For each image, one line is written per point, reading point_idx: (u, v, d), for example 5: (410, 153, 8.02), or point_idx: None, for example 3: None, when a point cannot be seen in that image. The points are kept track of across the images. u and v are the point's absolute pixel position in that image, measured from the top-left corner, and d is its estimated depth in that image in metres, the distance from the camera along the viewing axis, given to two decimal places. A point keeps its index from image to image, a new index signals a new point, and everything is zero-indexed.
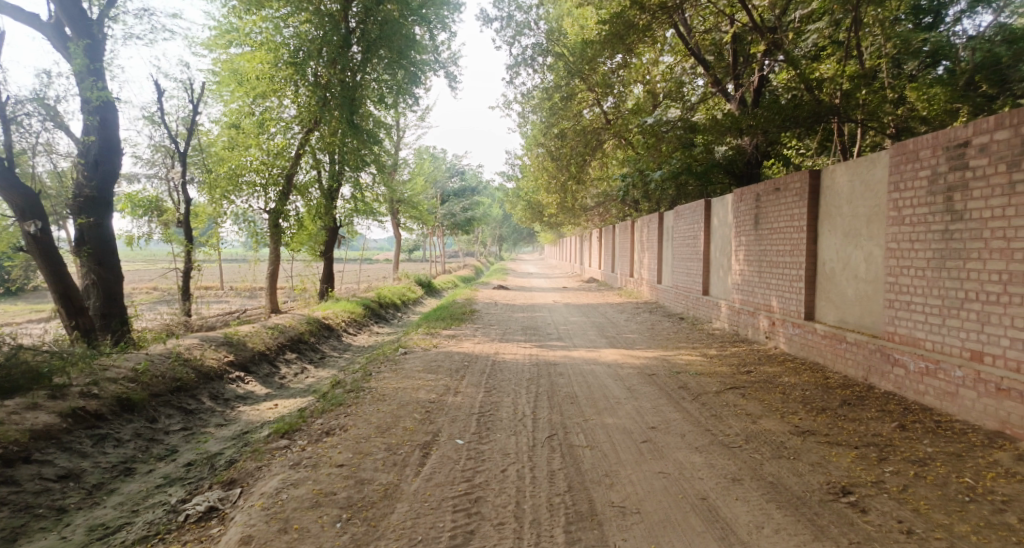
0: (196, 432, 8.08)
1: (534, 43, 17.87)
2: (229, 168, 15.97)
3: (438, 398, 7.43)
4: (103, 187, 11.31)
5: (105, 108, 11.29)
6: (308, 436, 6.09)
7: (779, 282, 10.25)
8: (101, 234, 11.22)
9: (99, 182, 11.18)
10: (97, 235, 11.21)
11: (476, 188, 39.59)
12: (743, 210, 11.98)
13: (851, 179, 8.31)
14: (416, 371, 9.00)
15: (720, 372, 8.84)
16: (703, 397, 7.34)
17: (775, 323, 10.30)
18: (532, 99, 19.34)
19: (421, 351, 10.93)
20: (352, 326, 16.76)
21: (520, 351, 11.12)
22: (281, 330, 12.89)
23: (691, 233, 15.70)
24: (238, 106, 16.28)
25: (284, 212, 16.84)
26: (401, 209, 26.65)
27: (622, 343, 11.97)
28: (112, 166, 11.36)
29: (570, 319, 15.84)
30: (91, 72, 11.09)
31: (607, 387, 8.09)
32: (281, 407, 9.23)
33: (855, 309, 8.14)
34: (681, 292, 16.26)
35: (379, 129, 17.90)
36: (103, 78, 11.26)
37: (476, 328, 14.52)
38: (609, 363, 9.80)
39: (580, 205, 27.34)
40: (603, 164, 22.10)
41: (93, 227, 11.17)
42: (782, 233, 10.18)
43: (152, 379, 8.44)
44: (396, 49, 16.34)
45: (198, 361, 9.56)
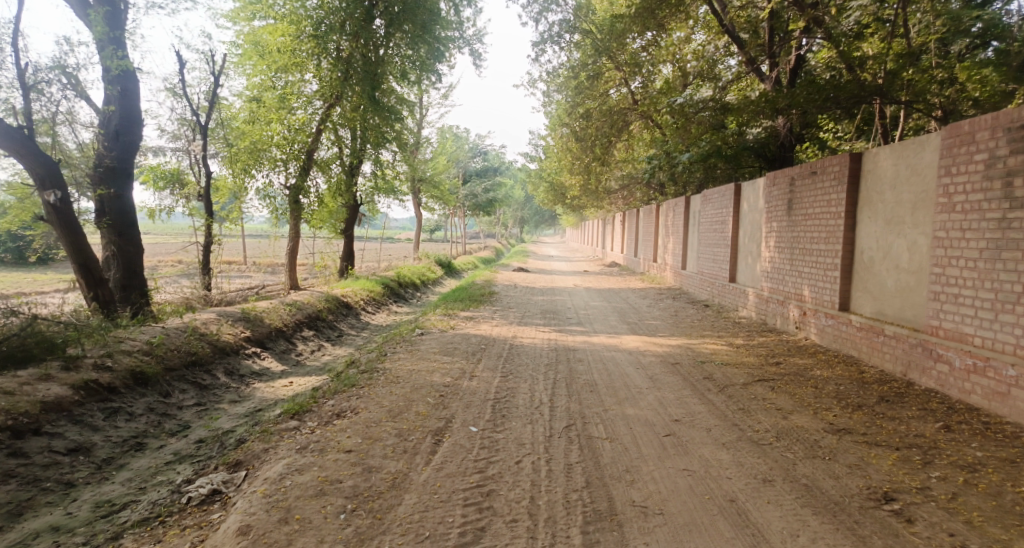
0: (209, 408, 7.92)
1: (561, 19, 17.40)
2: (250, 142, 15.68)
3: (453, 382, 7.19)
4: (124, 158, 11.13)
5: (127, 77, 11.09)
6: (318, 417, 5.88)
7: (812, 270, 9.84)
8: (121, 206, 11.08)
9: (121, 153, 11.03)
10: (119, 207, 11.08)
11: (498, 169, 39.26)
12: (775, 195, 11.53)
13: (896, 163, 7.87)
14: (432, 353, 8.77)
15: (747, 363, 8.48)
16: (731, 389, 7.01)
17: (806, 313, 9.91)
18: (558, 78, 18.91)
19: (438, 332, 10.70)
20: (371, 305, 16.61)
21: (539, 335, 10.84)
22: (299, 307, 12.75)
23: (719, 218, 15.24)
24: (260, 80, 16.03)
25: (304, 188, 16.66)
26: (422, 188, 26.42)
27: (645, 329, 11.63)
28: (135, 137, 11.20)
29: (591, 304, 15.50)
30: (112, 40, 10.91)
31: (629, 375, 7.80)
32: (296, 385, 9.06)
33: (895, 301, 7.74)
34: (706, 279, 15.83)
35: (402, 106, 17.64)
36: (124, 47, 11.06)
37: (495, 310, 14.27)
38: (631, 350, 9.47)
39: (603, 188, 26.91)
40: (628, 145, 21.63)
41: (114, 198, 11.03)
42: (817, 219, 9.75)
43: (166, 352, 8.29)
44: (419, 24, 16.02)
45: (213, 336, 9.41)
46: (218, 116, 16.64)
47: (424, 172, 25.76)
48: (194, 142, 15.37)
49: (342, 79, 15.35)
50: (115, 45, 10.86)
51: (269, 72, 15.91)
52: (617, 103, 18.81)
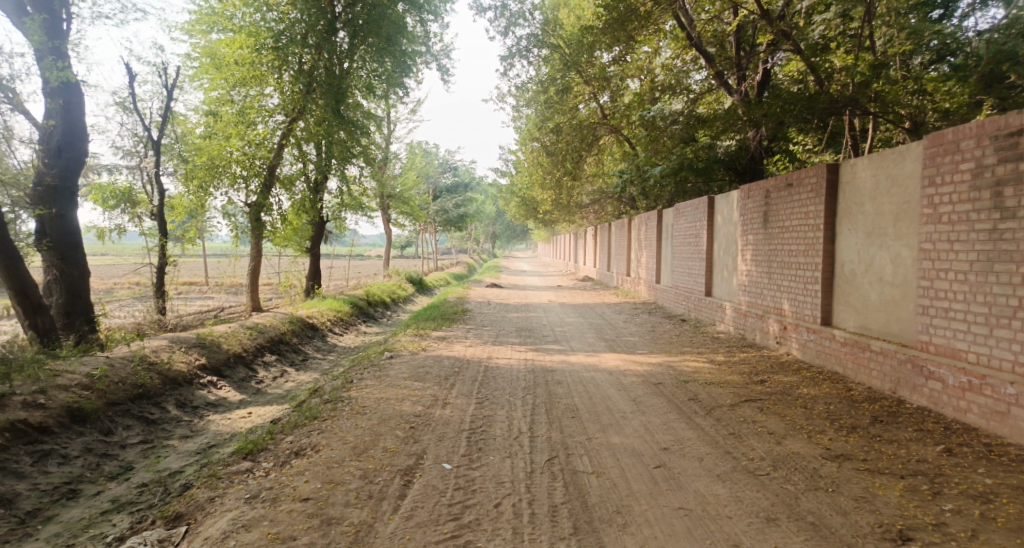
0: (156, 445, 7.33)
1: (529, 34, 17.17)
2: (208, 159, 15.02)
3: (424, 411, 6.71)
4: (66, 176, 10.47)
5: (70, 91, 10.46)
6: (274, 457, 5.37)
7: (791, 284, 9.59)
8: (64, 227, 10.39)
9: (64, 170, 10.38)
10: (62, 227, 10.39)
11: (469, 184, 38.91)
12: (750, 208, 11.31)
13: (874, 173, 7.65)
14: (402, 379, 8.28)
15: (730, 381, 8.16)
16: (716, 412, 6.66)
17: (787, 327, 9.64)
18: (527, 92, 18.65)
19: (409, 355, 10.19)
20: (338, 325, 16.00)
21: (514, 355, 10.41)
22: (260, 330, 12.12)
23: (693, 231, 15.03)
24: (219, 95, 15.42)
25: (266, 205, 16.02)
26: (391, 204, 25.91)
27: (621, 346, 11.28)
28: (79, 152, 10.56)
29: (566, 320, 15.13)
30: (52, 50, 10.27)
31: (610, 398, 7.40)
32: (254, 416, 8.49)
33: (879, 315, 7.50)
34: (682, 293, 15.57)
35: (368, 121, 17.17)
36: (67, 57, 10.43)
37: (467, 329, 13.82)
38: (609, 370, 9.10)
39: (575, 202, 26.69)
40: (599, 159, 21.44)
41: (55, 218, 10.34)
42: (794, 232, 9.52)
43: (110, 386, 7.68)
44: (384, 36, 15.63)
45: (164, 365, 8.81)
46: (174, 132, 15.98)
47: (392, 188, 25.26)
48: (147, 159, 14.68)
49: (304, 93, 14.86)
50: (55, 54, 10.23)
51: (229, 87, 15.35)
52: (587, 117, 18.54)
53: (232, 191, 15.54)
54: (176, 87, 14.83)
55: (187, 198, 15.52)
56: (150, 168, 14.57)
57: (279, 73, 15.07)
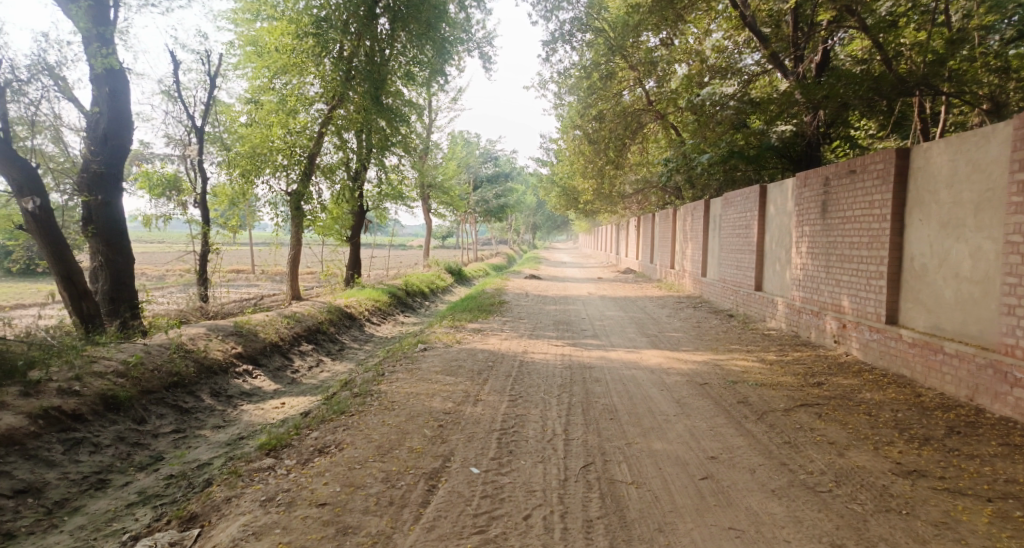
0: (188, 435, 7.16)
1: (573, 18, 16.61)
2: (250, 147, 14.96)
3: (454, 408, 6.37)
4: (112, 163, 10.40)
5: (114, 77, 10.37)
6: (297, 454, 5.09)
7: (851, 279, 8.96)
8: (109, 214, 10.32)
9: (109, 158, 10.29)
10: (107, 214, 10.31)
11: (510, 175, 38.51)
12: (806, 197, 10.65)
13: (953, 158, 7.08)
14: (434, 372, 7.96)
15: (784, 383, 7.60)
16: (769, 417, 6.14)
17: (846, 325, 9.03)
18: (570, 78, 18.11)
19: (443, 347, 9.88)
20: (376, 315, 15.81)
21: (553, 350, 9.99)
22: (298, 319, 11.96)
23: (743, 223, 14.33)
24: (261, 83, 15.37)
25: (306, 194, 15.90)
26: (431, 194, 25.68)
27: (667, 343, 10.74)
28: (125, 141, 10.48)
29: (607, 314, 14.62)
30: (97, 37, 10.17)
31: (653, 399, 6.93)
32: (287, 407, 8.28)
33: (954, 314, 6.93)
34: (730, 287, 14.90)
35: (408, 108, 16.91)
36: (113, 42, 10.36)
37: (505, 321, 13.45)
38: (654, 368, 8.61)
39: (617, 192, 26.07)
40: (644, 147, 20.78)
41: (102, 205, 10.26)
42: (856, 223, 8.88)
43: (145, 374, 7.53)
44: (424, 22, 15.24)
45: (200, 353, 8.65)
46: (218, 119, 15.96)
47: (433, 177, 25.02)
48: (190, 147, 14.68)
49: (344, 80, 14.68)
50: (101, 39, 10.14)
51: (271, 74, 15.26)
52: (631, 104, 18.23)
53: (274, 179, 15.43)
54: (219, 75, 14.78)
55: (229, 186, 15.48)
56: (194, 155, 14.58)
57: (319, 60, 14.89)
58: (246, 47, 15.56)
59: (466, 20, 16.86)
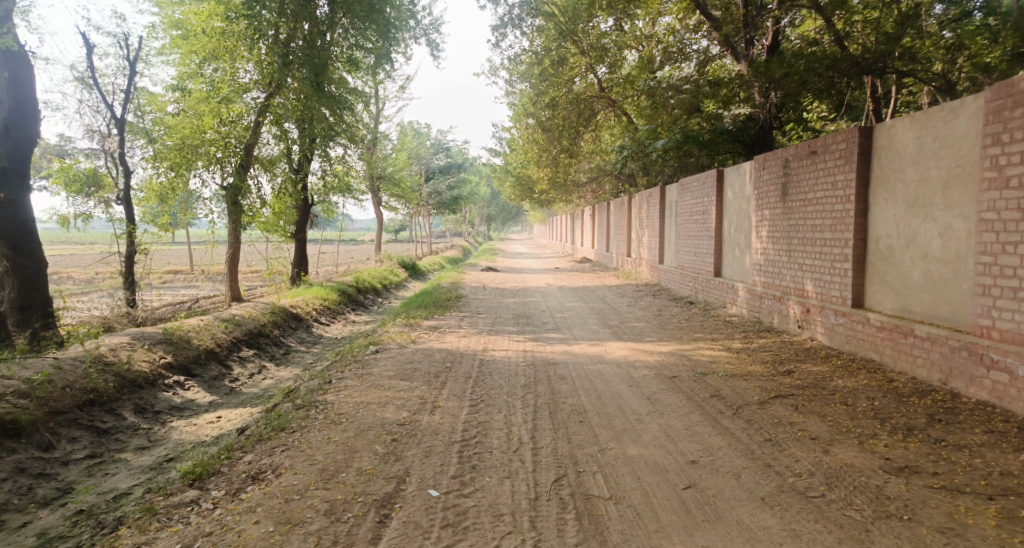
0: (105, 460, 6.56)
1: (521, 1, 16.14)
2: (180, 139, 14.01)
3: (409, 418, 5.86)
4: (17, 158, 9.43)
5: (16, 62, 9.45)
6: (227, 483, 4.56)
7: (814, 262, 8.72)
8: (15, 213, 9.35)
9: (12, 151, 9.36)
10: (12, 214, 9.34)
11: (463, 166, 37.87)
12: (766, 180, 10.42)
13: (918, 135, 6.87)
14: (386, 377, 7.41)
15: (753, 372, 7.31)
16: (745, 412, 5.81)
17: (810, 310, 8.80)
18: (521, 64, 17.67)
19: (397, 348, 9.32)
20: (325, 314, 15.07)
21: (512, 346, 9.54)
22: (237, 322, 11.20)
23: (699, 208, 14.11)
24: (191, 70, 14.42)
25: (244, 188, 14.97)
26: (382, 186, 24.90)
27: (628, 333, 10.41)
28: (30, 131, 9.56)
29: (566, 305, 14.24)
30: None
31: (622, 397, 6.55)
32: (221, 422, 7.72)
33: (924, 295, 6.73)
34: (688, 273, 14.70)
35: (353, 97, 16.16)
36: (12, 21, 9.42)
37: (462, 316, 12.94)
38: (617, 362, 8.25)
39: (571, 181, 25.76)
40: (597, 134, 20.47)
41: (6, 204, 9.29)
42: (818, 205, 8.64)
43: (53, 393, 6.87)
44: (365, 3, 14.46)
45: (122, 366, 7.99)
46: (144, 111, 14.94)
47: (382, 169, 24.23)
48: (110, 139, 13.66)
49: (281, 66, 13.84)
50: (2, 19, 9.22)
51: (204, 61, 14.34)
52: (582, 91, 17.85)
53: (208, 173, 14.52)
54: (141, 63, 13.80)
55: (157, 181, 14.46)
56: (114, 147, 13.61)
57: (254, 45, 14.01)
58: (174, 33, 14.57)
59: (413, 6, 16.24)
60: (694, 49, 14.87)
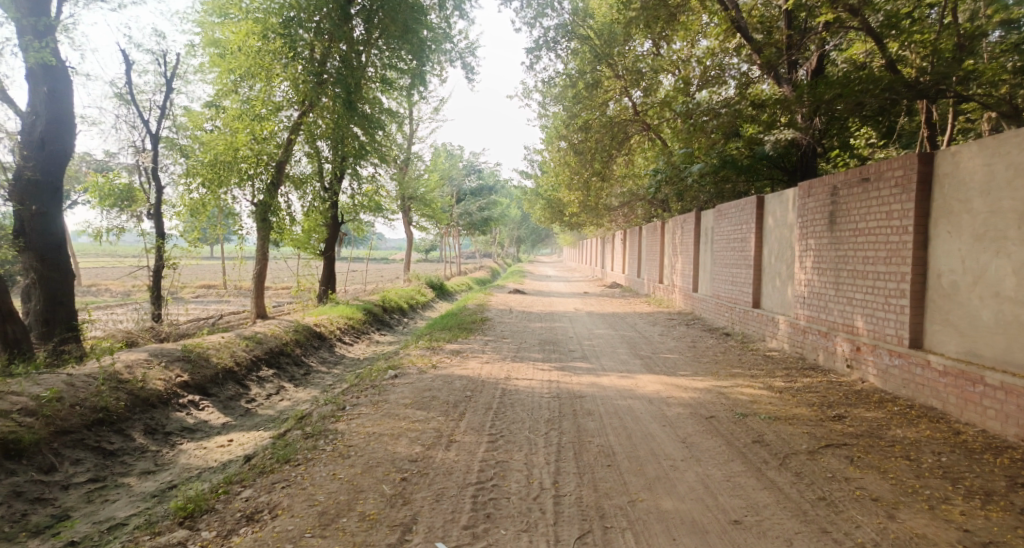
0: (107, 485, 6.25)
1: (558, 24, 15.96)
2: (211, 154, 13.94)
3: (422, 454, 5.44)
4: (51, 171, 9.32)
5: (57, 78, 9.35)
6: (220, 523, 4.33)
7: (866, 297, 8.13)
8: (46, 226, 9.22)
9: (45, 165, 9.22)
10: (43, 227, 9.19)
11: (494, 188, 37.72)
12: (811, 208, 9.85)
13: (988, 163, 6.31)
14: (403, 405, 7.00)
15: (800, 416, 6.71)
16: (792, 462, 5.25)
17: (860, 348, 8.19)
18: (556, 87, 17.38)
19: (416, 374, 8.91)
20: (348, 334, 14.76)
21: (537, 375, 9.06)
22: (258, 340, 10.93)
23: (738, 235, 13.51)
24: (228, 86, 14.39)
25: (273, 205, 14.76)
26: (413, 206, 24.75)
27: (662, 366, 9.84)
28: (64, 145, 9.42)
29: (595, 332, 13.71)
30: (36, 30, 9.17)
31: (655, 438, 6.03)
32: (232, 447, 7.37)
33: (998, 339, 6.14)
34: (724, 303, 14.09)
35: (385, 116, 16.06)
36: (54, 36, 9.37)
37: (487, 341, 12.52)
38: (650, 398, 7.70)
39: (603, 205, 25.34)
40: (630, 158, 20.04)
41: (37, 216, 9.17)
42: (871, 235, 8.06)
43: (60, 411, 6.60)
44: (401, 22, 14.36)
45: (135, 384, 7.70)
46: (179, 126, 14.93)
47: (414, 190, 24.12)
48: (143, 153, 13.57)
49: (313, 83, 13.75)
50: (42, 33, 9.18)
51: (238, 77, 14.30)
52: (617, 114, 17.50)
53: (238, 189, 14.36)
54: (177, 78, 13.81)
55: (186, 196, 14.38)
56: (146, 162, 13.50)
57: (288, 63, 13.96)
58: (211, 50, 14.61)
59: (449, 29, 16.16)
60: (734, 72, 14.36)
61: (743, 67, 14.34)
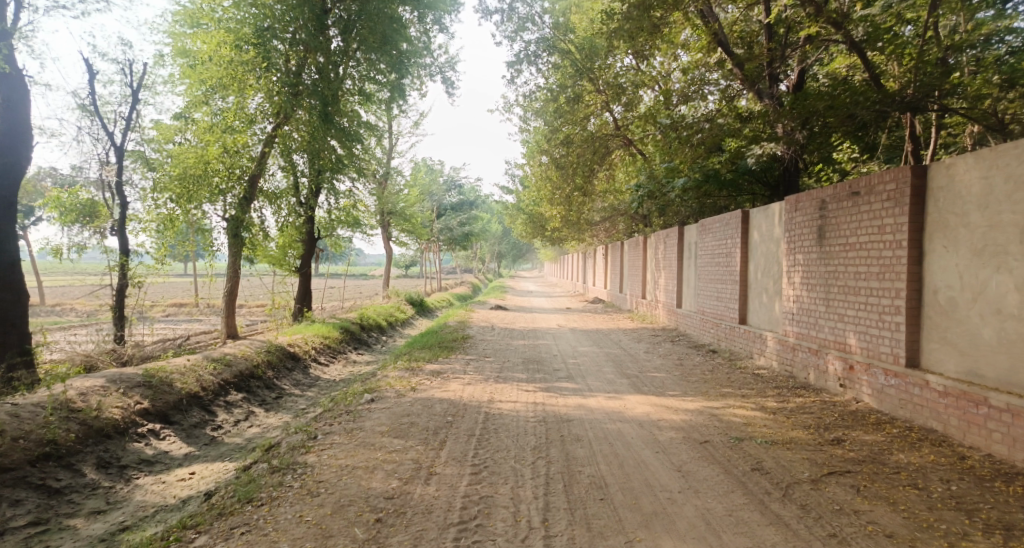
0: (49, 529, 5.84)
1: (538, 38, 15.80)
2: (179, 168, 13.42)
3: (399, 492, 5.06)
4: (4, 185, 8.81)
5: (13, 87, 8.90)
6: None
7: (858, 314, 7.90)
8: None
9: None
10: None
11: (474, 203, 37.41)
12: (798, 222, 9.63)
13: (986, 176, 6.14)
14: (379, 433, 6.60)
15: (797, 440, 6.41)
16: (795, 493, 4.96)
17: (853, 367, 7.96)
18: (536, 101, 17.17)
19: (394, 397, 8.49)
20: (324, 354, 14.26)
21: (521, 397, 8.68)
22: (228, 362, 10.43)
23: (722, 250, 13.30)
24: (199, 99, 13.94)
25: (245, 222, 14.22)
26: (392, 221, 24.35)
27: (648, 386, 9.51)
28: (19, 157, 8.94)
29: (579, 350, 13.38)
30: None
31: (646, 467, 5.70)
32: (194, 481, 6.90)
33: (1000, 359, 5.93)
34: (709, 319, 13.84)
35: (364, 129, 15.71)
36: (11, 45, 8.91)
37: (468, 360, 12.13)
38: (639, 421, 7.36)
39: (585, 219, 25.13)
40: (611, 173, 19.87)
41: None
42: (862, 250, 7.85)
43: (2, 446, 6.13)
44: (379, 33, 14.03)
45: (89, 413, 7.20)
46: (147, 139, 14.42)
47: (393, 205, 23.73)
48: (107, 167, 13.02)
49: (289, 96, 13.37)
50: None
51: (210, 89, 13.86)
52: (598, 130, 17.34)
53: (209, 204, 13.83)
54: (145, 89, 13.34)
55: (151, 212, 13.82)
56: (110, 176, 12.94)
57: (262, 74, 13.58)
58: (181, 62, 14.17)
59: (428, 43, 15.91)
60: (714, 88, 14.22)
61: (721, 83, 14.25)
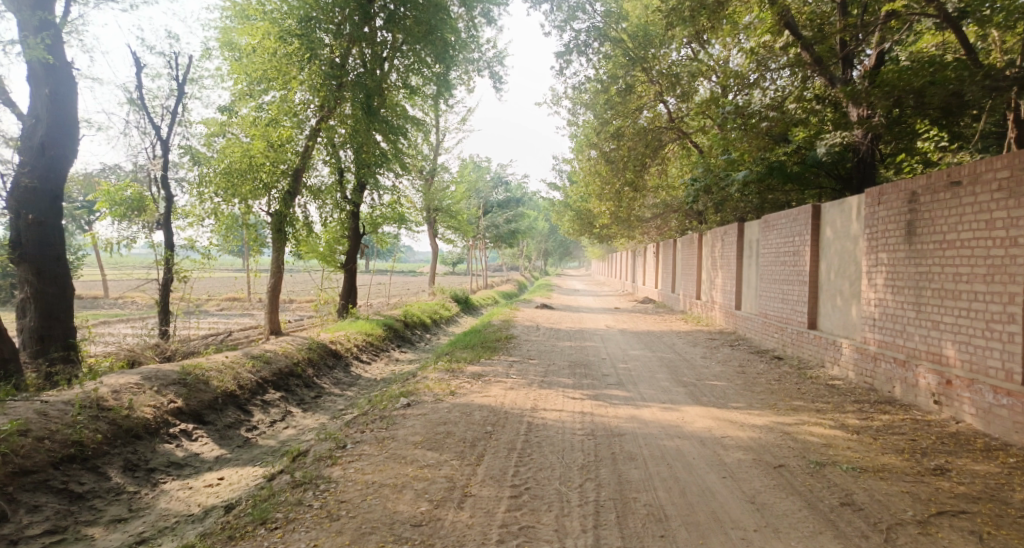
0: (66, 539, 5.38)
1: (589, 27, 14.96)
2: (225, 163, 12.88)
3: (430, 519, 4.44)
4: (52, 179, 8.48)
5: (62, 79, 8.56)
6: None
7: (958, 322, 6.99)
8: (44, 237, 8.36)
9: (44, 172, 8.40)
10: (40, 239, 8.36)
11: (521, 200, 36.78)
12: (881, 217, 8.62)
13: None
14: (412, 443, 5.97)
15: (891, 467, 5.53)
16: (902, 540, 4.16)
17: (951, 382, 7.02)
18: (586, 93, 16.37)
19: (431, 402, 7.85)
20: (366, 352, 13.78)
21: (568, 406, 7.94)
22: (267, 360, 9.97)
23: (789, 248, 12.27)
24: (243, 90, 13.60)
25: (289, 216, 13.71)
26: (438, 218, 23.88)
27: (710, 396, 8.63)
28: (67, 151, 8.60)
29: (631, 354, 12.54)
30: (38, 27, 8.36)
31: (716, 495, 4.92)
32: (221, 488, 6.38)
33: None
34: (773, 323, 12.84)
35: (410, 125, 15.24)
36: (58, 34, 8.61)
37: (513, 362, 11.47)
38: (701, 437, 6.53)
39: (635, 217, 24.19)
40: (664, 168, 18.94)
41: (35, 226, 8.31)
42: (963, 248, 6.94)
43: (22, 448, 5.71)
44: (424, 22, 13.43)
45: (119, 412, 6.79)
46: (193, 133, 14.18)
47: (439, 201, 23.27)
48: (154, 161, 12.74)
49: (333, 88, 12.99)
50: (38, 28, 8.37)
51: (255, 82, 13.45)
52: (650, 123, 16.53)
53: (253, 200, 13.26)
54: (192, 82, 13.09)
55: (196, 207, 13.25)
56: (157, 170, 12.58)
57: (307, 65, 12.82)
58: (228, 54, 13.87)
59: (475, 37, 15.38)
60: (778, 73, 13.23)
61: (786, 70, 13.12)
